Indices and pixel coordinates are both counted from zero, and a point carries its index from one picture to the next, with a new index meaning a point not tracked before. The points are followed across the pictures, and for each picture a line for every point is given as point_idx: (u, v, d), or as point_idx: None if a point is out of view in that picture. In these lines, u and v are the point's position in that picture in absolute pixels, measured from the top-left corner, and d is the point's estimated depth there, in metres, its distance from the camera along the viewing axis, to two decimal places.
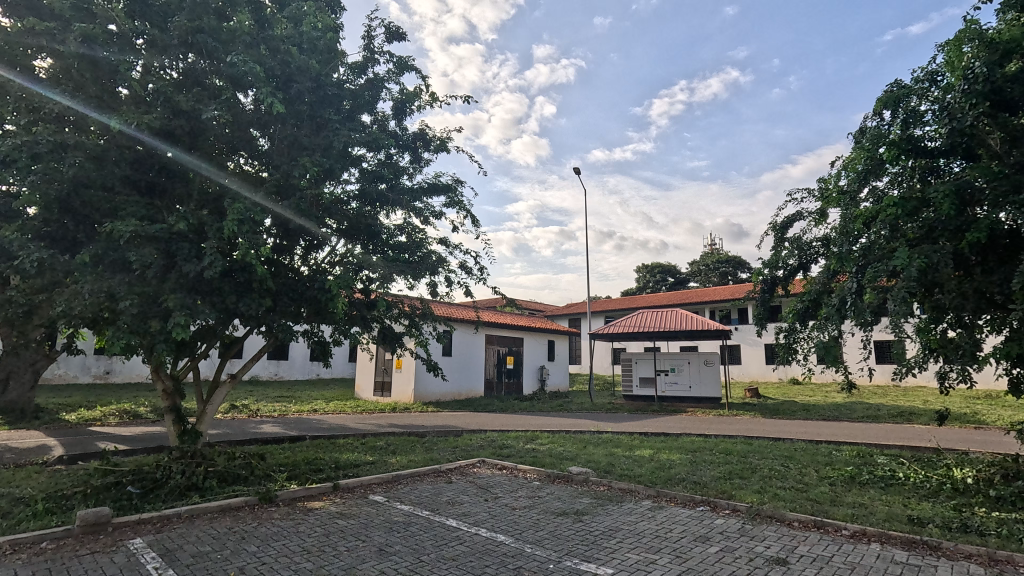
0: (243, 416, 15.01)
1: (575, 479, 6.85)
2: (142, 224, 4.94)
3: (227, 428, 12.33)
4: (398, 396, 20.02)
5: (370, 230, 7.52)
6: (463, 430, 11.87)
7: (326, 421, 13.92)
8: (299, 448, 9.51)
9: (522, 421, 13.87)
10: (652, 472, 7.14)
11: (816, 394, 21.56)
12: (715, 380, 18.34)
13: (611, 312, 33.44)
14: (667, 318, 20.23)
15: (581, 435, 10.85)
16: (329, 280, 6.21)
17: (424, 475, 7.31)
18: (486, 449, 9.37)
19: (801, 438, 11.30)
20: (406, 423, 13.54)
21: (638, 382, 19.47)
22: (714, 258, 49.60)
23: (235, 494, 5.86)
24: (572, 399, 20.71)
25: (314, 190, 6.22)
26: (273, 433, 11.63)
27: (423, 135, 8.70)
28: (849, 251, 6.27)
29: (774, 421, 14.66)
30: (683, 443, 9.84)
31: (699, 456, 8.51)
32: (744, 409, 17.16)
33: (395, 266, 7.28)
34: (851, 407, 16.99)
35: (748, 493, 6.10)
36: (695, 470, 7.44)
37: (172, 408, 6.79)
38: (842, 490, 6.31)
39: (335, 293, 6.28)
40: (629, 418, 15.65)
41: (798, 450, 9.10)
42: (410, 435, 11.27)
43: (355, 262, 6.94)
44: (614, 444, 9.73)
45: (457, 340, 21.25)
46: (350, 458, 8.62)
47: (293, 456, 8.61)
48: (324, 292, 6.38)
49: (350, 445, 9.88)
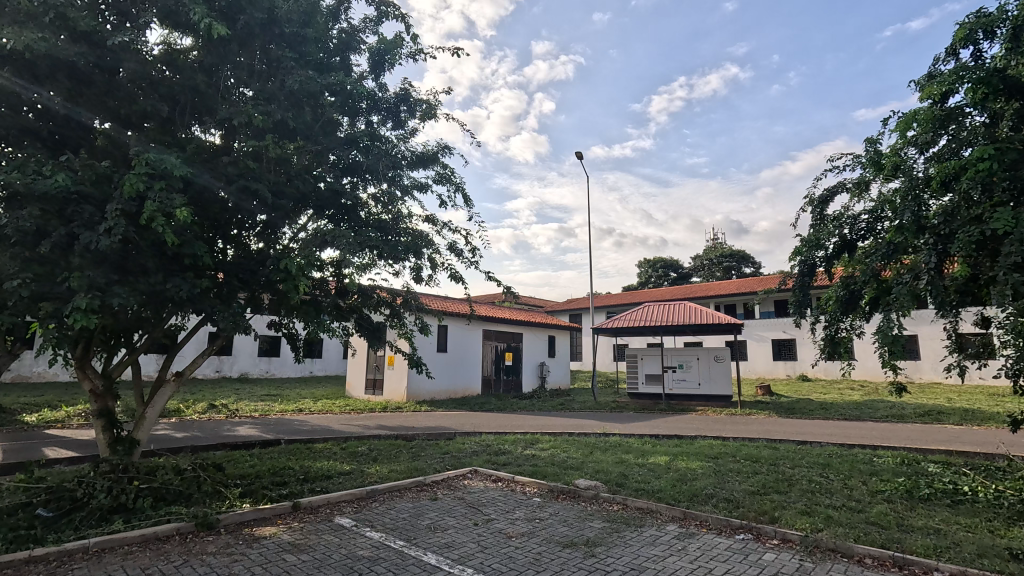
0: (221, 417, 13.98)
1: (583, 495, 5.79)
2: (28, 180, 3.90)
3: (198, 431, 11.26)
4: (389, 394, 18.97)
5: (343, 203, 6.52)
6: (456, 433, 10.81)
7: (309, 422, 12.87)
8: (269, 456, 8.44)
9: (521, 423, 12.81)
10: (674, 487, 6.09)
11: (831, 392, 20.48)
12: (725, 377, 17.27)
13: (613, 308, 32.40)
14: (674, 312, 19.17)
15: (586, 440, 9.78)
16: (285, 258, 5.18)
17: (405, 489, 6.24)
18: (480, 456, 8.29)
19: (829, 440, 10.24)
20: (395, 424, 12.49)
21: (644, 379, 18.40)
22: (718, 252, 48.54)
23: (167, 520, 4.78)
24: (573, 398, 19.66)
25: (265, 146, 5.21)
26: (246, 437, 10.56)
27: (406, 97, 7.63)
28: (922, 217, 5.45)
29: (792, 421, 13.61)
30: (703, 449, 8.76)
31: (724, 465, 7.44)
32: (758, 408, 16.10)
33: (372, 244, 6.28)
34: (872, 406, 15.92)
35: (795, 516, 5.04)
36: (724, 483, 6.37)
37: (102, 412, 5.70)
38: (906, 510, 5.23)
39: (292, 273, 5.24)
40: (636, 418, 14.57)
41: (832, 456, 8.06)
42: (397, 439, 10.21)
43: (322, 238, 5.90)
44: (626, 450, 8.67)
45: (453, 335, 20.22)
46: (323, 467, 7.56)
47: (259, 466, 7.53)
48: (278, 271, 5.34)
49: (327, 452, 8.80)
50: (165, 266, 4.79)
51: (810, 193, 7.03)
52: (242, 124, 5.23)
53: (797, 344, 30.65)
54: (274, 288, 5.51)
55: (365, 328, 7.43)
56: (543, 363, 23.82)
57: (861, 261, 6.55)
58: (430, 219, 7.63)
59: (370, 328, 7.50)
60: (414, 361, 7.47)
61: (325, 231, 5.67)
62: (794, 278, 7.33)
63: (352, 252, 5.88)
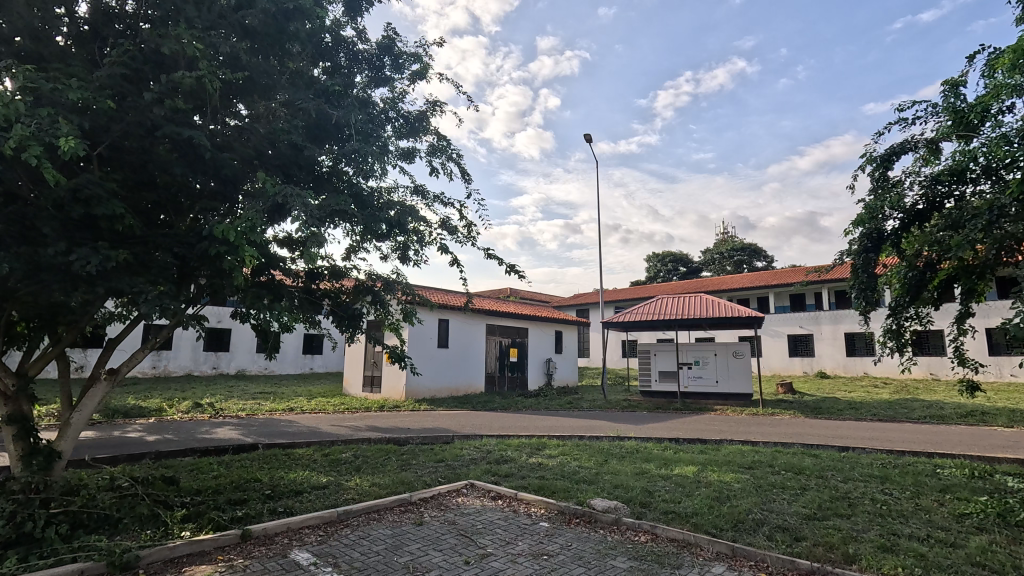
0: (205, 416, 13.07)
1: (601, 520, 4.74)
2: None
3: (172, 433, 10.30)
4: (388, 392, 17.98)
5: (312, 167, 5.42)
6: (454, 436, 9.80)
7: (297, 423, 11.90)
8: (239, 464, 7.44)
9: (526, 424, 11.79)
10: (709, 508, 5.05)
11: (857, 390, 19.27)
12: (745, 374, 16.14)
13: (621, 302, 31.28)
14: (689, 305, 18.02)
15: (600, 445, 8.73)
16: (225, 227, 4.11)
17: (387, 510, 5.20)
18: (479, 465, 7.25)
19: (873, 446, 9.09)
20: (389, 426, 11.47)
21: (657, 377, 17.31)
22: (728, 246, 47.23)
23: (74, 560, 3.75)
24: (581, 396, 18.58)
25: (201, 82, 4.16)
26: (222, 440, 9.59)
27: (390, 46, 6.55)
28: None
29: (821, 423, 12.49)
30: (734, 457, 7.67)
31: (764, 479, 6.35)
32: (780, 407, 14.99)
33: (344, 214, 5.27)
34: (907, 405, 14.73)
35: (877, 553, 3.95)
36: (769, 502, 5.31)
37: (15, 418, 4.71)
38: (1017, 546, 4.10)
39: (233, 243, 4.20)
40: (650, 418, 13.52)
41: (889, 467, 6.93)
42: (388, 443, 9.20)
43: (272, 205, 4.75)
44: (645, 458, 7.61)
45: (454, 330, 19.19)
46: (296, 479, 6.53)
47: (223, 478, 6.53)
48: (218, 242, 4.31)
49: (305, 459, 7.79)
50: (65, 231, 3.76)
51: (871, 152, 6.23)
52: (173, 55, 4.18)
53: (815, 340, 29.41)
54: (216, 264, 4.49)
55: (342, 312, 6.48)
56: (550, 359, 22.76)
57: (938, 231, 5.44)
58: (420, 191, 6.63)
59: (345, 310, 6.58)
60: (398, 353, 6.56)
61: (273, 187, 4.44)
62: (856, 251, 6.27)
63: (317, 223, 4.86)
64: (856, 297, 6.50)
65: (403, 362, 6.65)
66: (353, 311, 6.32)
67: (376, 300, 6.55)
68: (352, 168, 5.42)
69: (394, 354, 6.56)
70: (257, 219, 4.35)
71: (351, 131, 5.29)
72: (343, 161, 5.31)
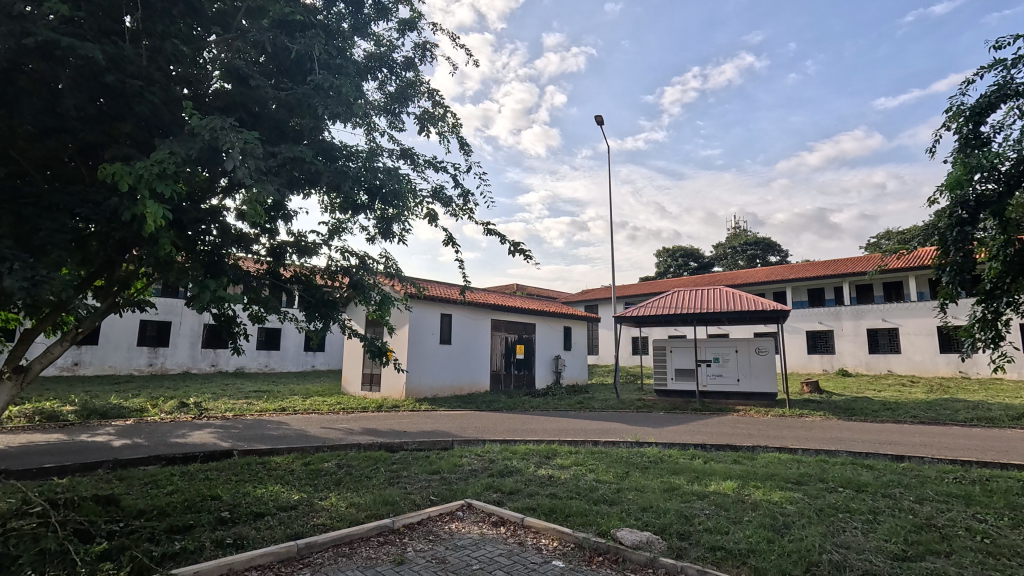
0: (188, 417, 12.15)
1: (632, 560, 3.71)
2: None
3: (143, 436, 9.39)
4: (387, 391, 17.01)
5: (259, 111, 4.51)
6: (453, 442, 8.81)
7: (285, 425, 10.97)
8: (204, 476, 6.50)
9: (535, 428, 10.77)
10: (768, 542, 4.01)
11: (888, 389, 18.00)
12: (768, 372, 15.01)
13: (631, 298, 30.17)
14: (708, 298, 16.91)
15: (619, 453, 7.70)
16: (115, 168, 3.16)
17: (361, 541, 4.21)
18: (479, 479, 6.23)
19: (932, 454, 7.94)
20: (383, 428, 10.50)
21: (674, 375, 16.21)
22: (741, 240, 45.89)
23: None
24: (592, 395, 17.51)
25: None
26: (197, 445, 8.66)
27: None
28: None
29: (858, 425, 11.34)
30: (777, 469, 6.60)
31: (821, 499, 5.27)
32: (809, 408, 13.85)
33: (304, 166, 4.38)
34: (950, 406, 13.50)
35: None
36: (839, 534, 4.25)
37: None
38: None
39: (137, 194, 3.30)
40: (669, 421, 12.43)
41: (970, 483, 5.79)
42: (380, 450, 8.21)
43: (203, 152, 3.80)
44: (672, 470, 6.58)
45: (457, 326, 18.20)
46: (264, 496, 5.56)
47: (177, 495, 5.58)
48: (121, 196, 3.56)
49: (282, 470, 6.83)
50: None
51: (957, 104, 5.28)
52: None
53: (835, 336, 28.14)
54: (125, 226, 3.76)
55: (309, 298, 5.57)
56: (558, 356, 21.73)
57: None
58: (410, 157, 5.97)
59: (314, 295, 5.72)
60: (375, 347, 5.65)
61: (197, 123, 3.57)
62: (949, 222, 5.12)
63: (265, 176, 4.02)
64: (945, 281, 5.28)
65: (385, 358, 5.73)
66: (322, 296, 5.43)
67: (351, 283, 5.67)
68: (312, 115, 4.50)
69: (371, 348, 5.64)
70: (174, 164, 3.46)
71: (314, 67, 4.42)
72: (303, 106, 4.45)
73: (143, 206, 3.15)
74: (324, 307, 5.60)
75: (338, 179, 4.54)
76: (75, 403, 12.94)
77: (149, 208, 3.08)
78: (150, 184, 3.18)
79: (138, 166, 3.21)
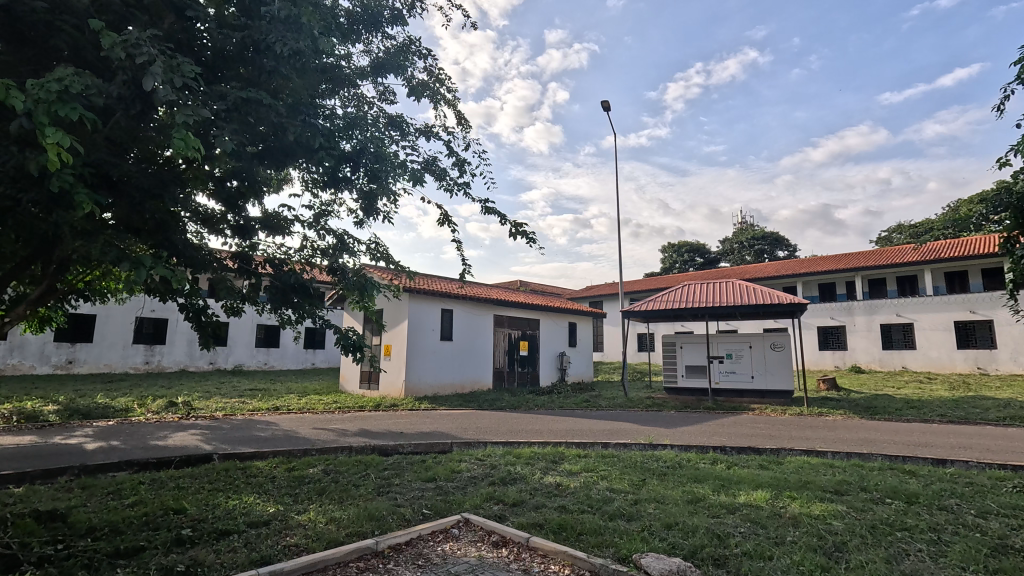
0: (175, 417, 11.57)
1: None
2: None
3: (124, 437, 8.83)
4: (386, 390, 16.39)
5: (212, 54, 4.14)
6: (452, 445, 8.16)
7: (276, 425, 10.38)
8: (176, 483, 5.90)
9: (541, 428, 10.11)
10: (823, 572, 3.36)
11: (908, 387, 17.22)
12: (784, 369, 14.30)
13: (637, 294, 29.49)
14: (721, 292, 16.23)
15: (634, 458, 7.04)
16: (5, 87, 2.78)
17: (336, 568, 3.57)
18: (479, 489, 5.57)
19: (976, 457, 7.24)
20: (380, 428, 9.91)
21: (684, 372, 15.53)
22: (748, 235, 45.04)
23: None
24: (598, 393, 16.85)
25: None
26: (177, 448, 8.05)
27: None
28: None
29: (883, 425, 10.63)
30: (811, 477, 5.92)
31: (870, 513, 4.60)
32: (828, 407, 13.16)
33: (263, 109, 3.86)
34: (979, 405, 12.73)
35: None
36: (902, 559, 3.60)
37: None
38: None
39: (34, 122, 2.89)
40: (680, 420, 11.78)
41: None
42: (374, 453, 7.60)
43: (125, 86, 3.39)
44: (693, 477, 5.92)
45: (459, 321, 17.59)
46: (235, 508, 4.93)
47: (138, 508, 4.96)
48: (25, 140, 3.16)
49: (262, 477, 6.18)
50: None
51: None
52: None
53: (847, 332, 27.38)
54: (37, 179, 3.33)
55: (278, 284, 4.93)
56: (563, 353, 21.07)
57: None
58: (398, 125, 5.48)
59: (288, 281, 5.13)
60: (348, 340, 4.92)
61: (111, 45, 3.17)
62: None
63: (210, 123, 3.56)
64: None
65: (360, 353, 4.98)
66: (291, 278, 4.79)
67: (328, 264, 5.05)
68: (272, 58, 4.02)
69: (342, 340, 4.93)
70: (85, 92, 3.09)
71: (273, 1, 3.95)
72: (259, 47, 3.99)
73: (46, 138, 2.78)
74: (294, 292, 4.93)
75: (305, 135, 3.99)
76: (58, 403, 12.38)
77: (48, 136, 2.70)
78: (49, 110, 2.80)
79: (32, 87, 2.81)
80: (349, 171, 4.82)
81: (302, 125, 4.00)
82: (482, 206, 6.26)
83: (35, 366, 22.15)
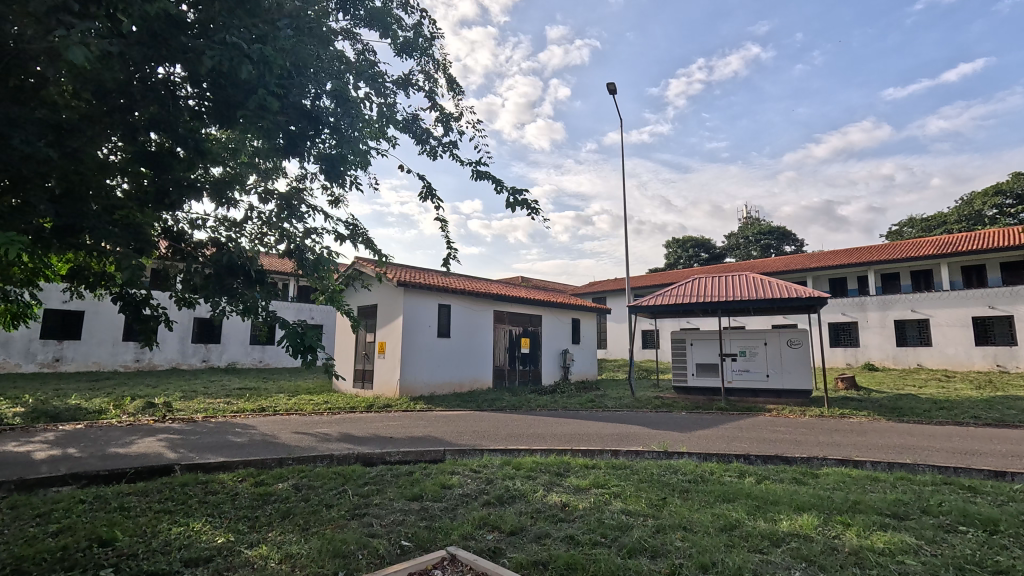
0: (149, 420, 10.73)
1: None
2: None
3: (83, 445, 7.99)
4: (380, 388, 15.56)
5: None
6: (444, 453, 7.32)
7: (256, 429, 9.57)
8: (121, 503, 5.08)
9: (544, 433, 9.26)
10: None
11: (931, 386, 16.33)
12: (803, 367, 13.43)
13: (642, 290, 28.61)
14: (733, 286, 15.37)
15: (650, 471, 6.18)
16: None
17: None
18: (470, 512, 4.71)
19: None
20: (368, 432, 9.09)
21: (694, 371, 14.69)
22: (755, 230, 44.07)
23: None
24: (603, 393, 15.99)
25: None
26: (138, 458, 7.22)
27: None
28: None
29: (918, 428, 9.74)
30: (859, 497, 5.08)
31: (950, 548, 3.75)
32: (850, 407, 12.31)
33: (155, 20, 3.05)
34: (1014, 406, 11.84)
35: None
36: None
37: None
38: None
39: None
40: (693, 422, 10.93)
41: None
42: (357, 464, 6.79)
43: None
44: (722, 496, 5.07)
45: (457, 317, 16.74)
46: (178, 538, 4.09)
47: (60, 538, 4.11)
48: None
49: (221, 496, 5.34)
50: None
51: None
52: None
53: (859, 328, 26.51)
54: None
55: (212, 265, 4.03)
56: (566, 350, 20.24)
57: None
58: (371, 77, 4.75)
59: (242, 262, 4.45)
60: (295, 334, 3.82)
61: None
62: None
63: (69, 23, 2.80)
64: None
65: (313, 354, 3.88)
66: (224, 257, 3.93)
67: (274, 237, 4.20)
68: None
69: (288, 335, 3.83)
70: None
71: None
72: None
73: None
74: (230, 275, 4.02)
75: (229, 60, 3.19)
76: (26, 405, 11.53)
77: None
78: None
79: None
80: (310, 132, 4.05)
81: (225, 47, 3.24)
82: (472, 172, 5.45)
83: (20, 364, 21.34)
